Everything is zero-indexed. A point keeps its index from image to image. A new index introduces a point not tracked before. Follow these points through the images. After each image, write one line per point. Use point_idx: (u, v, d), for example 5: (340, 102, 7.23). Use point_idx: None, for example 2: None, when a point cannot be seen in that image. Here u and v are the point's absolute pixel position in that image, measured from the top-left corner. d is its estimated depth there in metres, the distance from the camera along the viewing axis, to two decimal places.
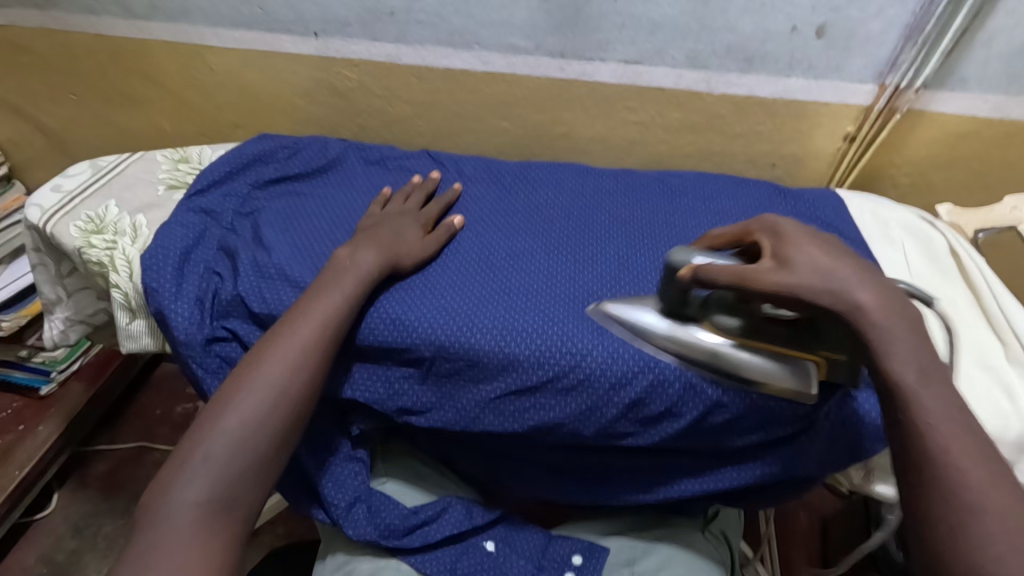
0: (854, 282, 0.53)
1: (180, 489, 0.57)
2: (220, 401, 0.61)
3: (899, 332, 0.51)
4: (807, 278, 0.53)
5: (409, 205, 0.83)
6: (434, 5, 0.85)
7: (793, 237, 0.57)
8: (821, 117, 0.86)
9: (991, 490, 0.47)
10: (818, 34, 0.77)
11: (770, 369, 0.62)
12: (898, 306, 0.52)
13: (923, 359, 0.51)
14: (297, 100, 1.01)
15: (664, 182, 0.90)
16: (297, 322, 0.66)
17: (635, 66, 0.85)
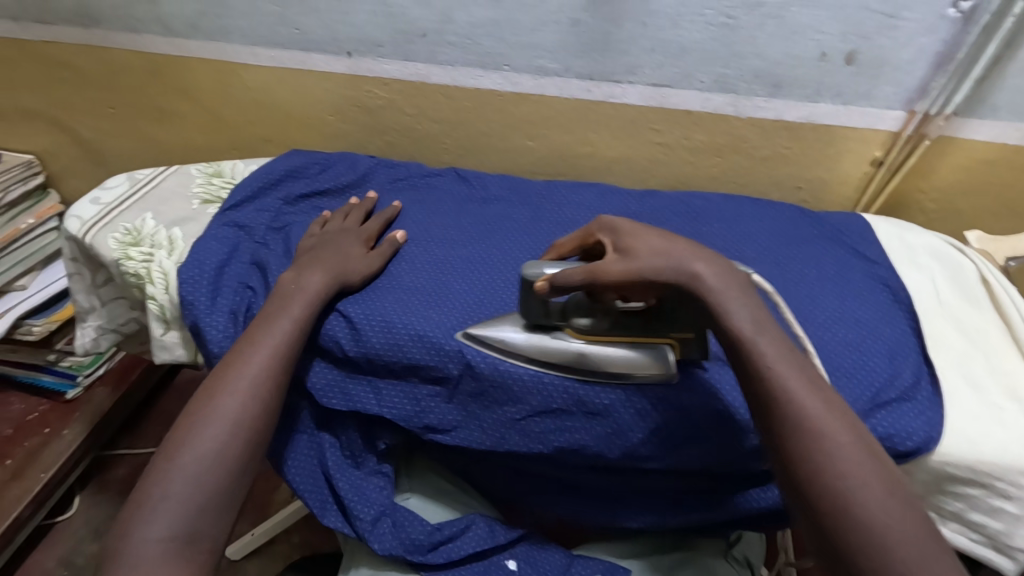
0: (690, 258, 0.58)
1: (144, 527, 0.57)
2: (175, 440, 0.63)
3: (726, 294, 0.56)
4: (646, 258, 0.58)
5: (348, 223, 0.85)
6: (466, 27, 0.87)
7: (627, 225, 0.62)
8: (848, 142, 0.86)
9: (836, 422, 0.50)
10: (847, 61, 0.78)
11: (627, 360, 0.67)
12: (730, 279, 0.57)
13: (751, 316, 0.55)
14: (327, 116, 1.04)
15: (688, 203, 0.90)
16: (246, 354, 0.68)
17: (662, 89, 0.86)
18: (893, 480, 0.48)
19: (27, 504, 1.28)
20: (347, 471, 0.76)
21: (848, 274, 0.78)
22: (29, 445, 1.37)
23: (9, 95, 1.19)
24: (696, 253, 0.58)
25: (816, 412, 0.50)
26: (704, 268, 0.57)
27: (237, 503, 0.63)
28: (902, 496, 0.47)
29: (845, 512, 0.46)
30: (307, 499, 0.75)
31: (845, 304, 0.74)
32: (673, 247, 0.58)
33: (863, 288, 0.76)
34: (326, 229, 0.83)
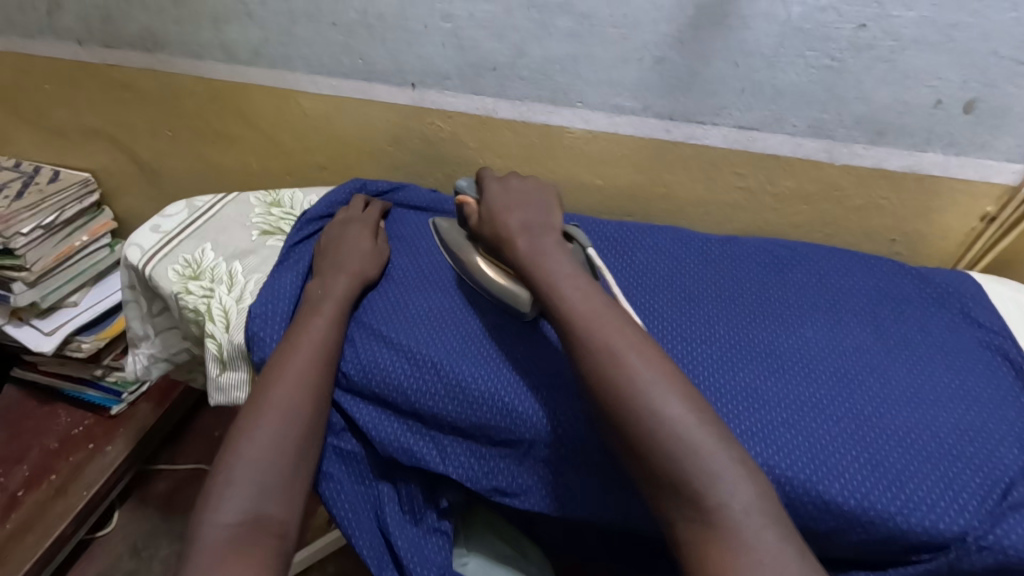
0: (515, 225, 0.70)
1: (212, 513, 0.55)
2: (235, 432, 0.62)
3: (536, 250, 0.67)
4: (481, 221, 0.73)
5: (352, 214, 0.86)
6: (540, 62, 0.82)
7: (493, 190, 0.75)
8: (956, 195, 0.78)
9: (614, 331, 0.59)
10: (965, 110, 0.71)
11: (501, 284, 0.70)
12: (544, 243, 0.68)
13: (556, 262, 0.65)
14: (385, 147, 1.00)
15: (772, 252, 0.82)
16: (293, 348, 0.67)
17: (749, 131, 0.80)
18: (673, 374, 0.56)
19: (71, 520, 1.27)
20: (406, 528, 0.70)
21: (959, 344, 0.70)
22: (74, 460, 1.37)
23: (71, 114, 1.19)
24: (529, 220, 0.71)
25: (591, 324, 0.59)
26: (524, 235, 0.69)
27: (301, 490, 0.60)
28: (679, 386, 0.55)
29: (630, 411, 0.54)
30: (365, 557, 0.67)
31: (959, 377, 0.67)
32: (506, 216, 0.71)
33: (977, 359, 0.69)
34: (333, 232, 0.82)
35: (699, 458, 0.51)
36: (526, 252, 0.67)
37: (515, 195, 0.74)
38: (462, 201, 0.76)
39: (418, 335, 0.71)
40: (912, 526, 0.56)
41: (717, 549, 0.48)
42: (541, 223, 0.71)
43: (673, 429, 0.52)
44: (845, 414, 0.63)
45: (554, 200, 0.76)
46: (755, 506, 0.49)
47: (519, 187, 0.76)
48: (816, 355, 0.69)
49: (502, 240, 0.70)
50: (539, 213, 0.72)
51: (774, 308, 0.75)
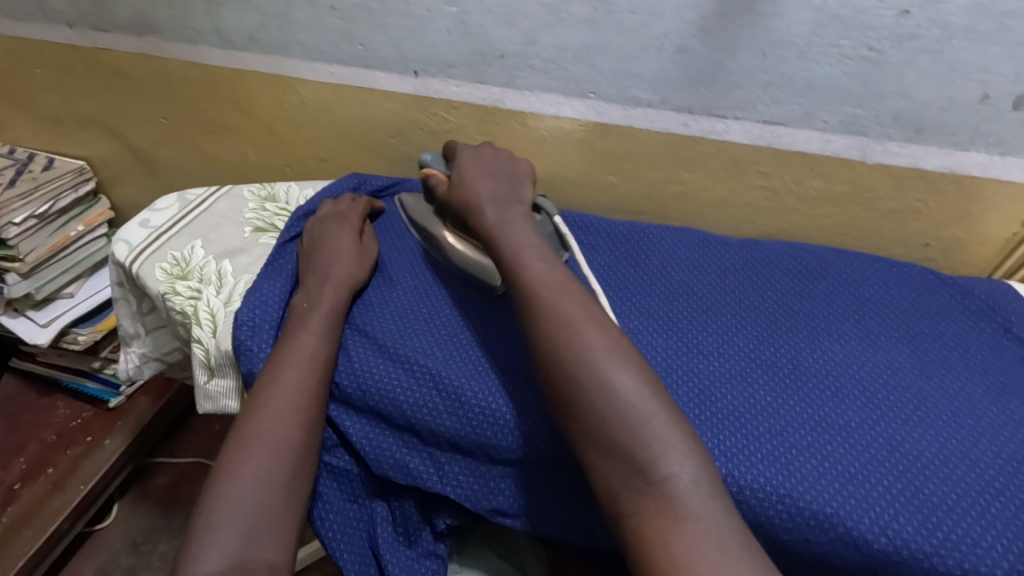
0: (483, 193, 0.69)
1: (194, 562, 0.50)
2: (219, 469, 0.56)
3: (501, 222, 0.66)
4: (451, 191, 0.72)
5: (340, 209, 0.80)
6: (551, 50, 0.77)
7: (466, 158, 0.75)
8: (999, 198, 0.73)
9: (564, 299, 0.58)
10: (1015, 106, 0.65)
11: (472, 255, 0.71)
12: (510, 215, 0.68)
13: (517, 232, 0.65)
14: (387, 138, 0.95)
15: (796, 260, 0.77)
16: (278, 371, 0.62)
17: (774, 127, 0.75)
18: (623, 346, 0.55)
19: (66, 516, 1.25)
20: (398, 550, 0.66)
21: (1003, 365, 0.65)
22: (71, 454, 1.34)
23: (64, 101, 1.15)
24: (497, 189, 0.71)
25: (548, 295, 0.58)
26: (491, 203, 0.68)
27: (292, 528, 0.55)
28: (633, 359, 0.54)
29: (579, 378, 0.52)
30: None
31: (1000, 401, 0.62)
32: (475, 183, 0.71)
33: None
34: (316, 234, 0.77)
35: (650, 428, 0.50)
36: (493, 222, 0.66)
37: (486, 163, 0.74)
38: (429, 173, 0.76)
39: (417, 345, 0.67)
40: (952, 568, 0.51)
41: (666, 523, 0.46)
42: (510, 193, 0.71)
43: (626, 402, 0.51)
44: (877, 441, 0.58)
45: (524, 171, 0.75)
46: (701, 476, 0.48)
47: (491, 157, 0.75)
48: (845, 374, 0.64)
49: (470, 211, 0.69)
50: (508, 183, 0.72)
51: (797, 322, 0.70)
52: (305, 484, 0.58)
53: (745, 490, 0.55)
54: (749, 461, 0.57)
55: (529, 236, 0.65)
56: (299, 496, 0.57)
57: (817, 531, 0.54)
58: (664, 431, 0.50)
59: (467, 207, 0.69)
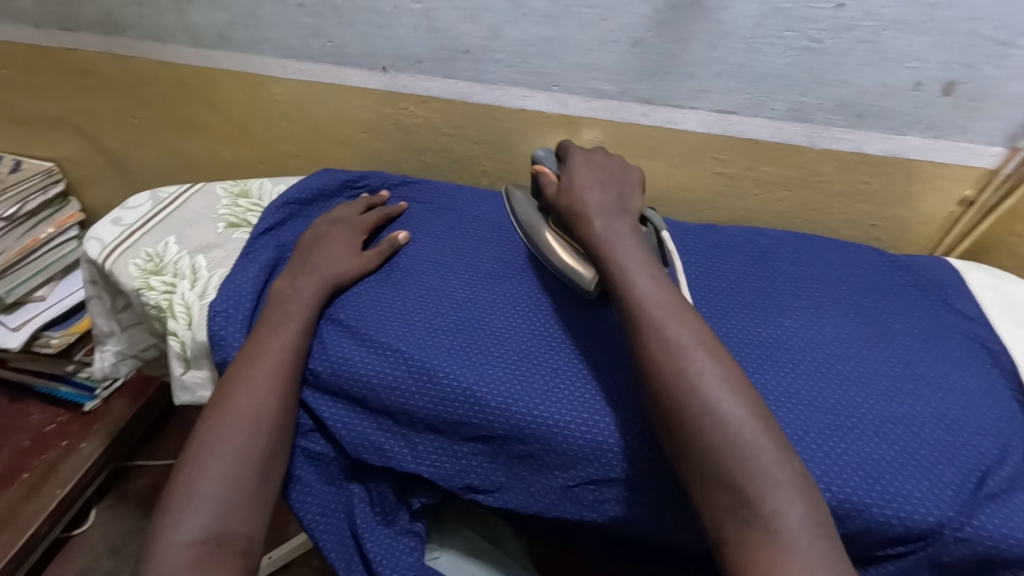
0: (594, 203, 0.67)
1: (171, 530, 0.55)
2: (196, 445, 0.60)
3: (612, 234, 0.65)
4: (559, 195, 0.70)
5: (346, 212, 0.83)
6: (515, 44, 0.80)
7: (578, 162, 0.72)
8: (936, 179, 0.78)
9: (676, 320, 0.57)
10: (945, 91, 0.70)
11: (568, 259, 0.69)
12: (620, 227, 0.65)
13: (626, 245, 0.64)
14: (359, 134, 0.97)
15: (754, 243, 0.81)
16: (254, 355, 0.65)
17: (728, 115, 0.79)
18: (735, 374, 0.55)
19: (44, 520, 1.24)
20: (376, 530, 0.69)
21: (941, 334, 0.70)
22: (48, 458, 1.33)
23: (32, 102, 1.14)
24: (605, 196, 0.69)
25: (661, 316, 0.58)
26: (602, 214, 0.66)
27: (267, 502, 0.60)
28: (743, 386, 0.54)
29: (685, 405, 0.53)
30: (333, 560, 0.67)
31: (939, 367, 0.66)
32: (585, 190, 0.69)
33: (958, 350, 0.68)
34: (315, 228, 0.80)
35: (760, 460, 0.50)
36: (603, 232, 0.65)
37: (596, 169, 0.72)
38: (540, 169, 0.73)
39: (392, 330, 0.70)
40: (887, 518, 0.56)
41: (769, 555, 0.47)
42: (621, 204, 0.69)
43: (734, 431, 0.51)
44: (823, 405, 0.62)
45: (635, 179, 0.73)
46: (807, 514, 0.49)
47: (604, 163, 0.73)
48: (795, 346, 0.68)
49: (578, 220, 0.67)
50: (617, 192, 0.70)
51: (753, 300, 0.74)
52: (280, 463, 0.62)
53: None
54: None
55: (637, 250, 0.63)
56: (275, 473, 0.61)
57: None
58: (774, 466, 0.50)
59: (577, 215, 0.67)
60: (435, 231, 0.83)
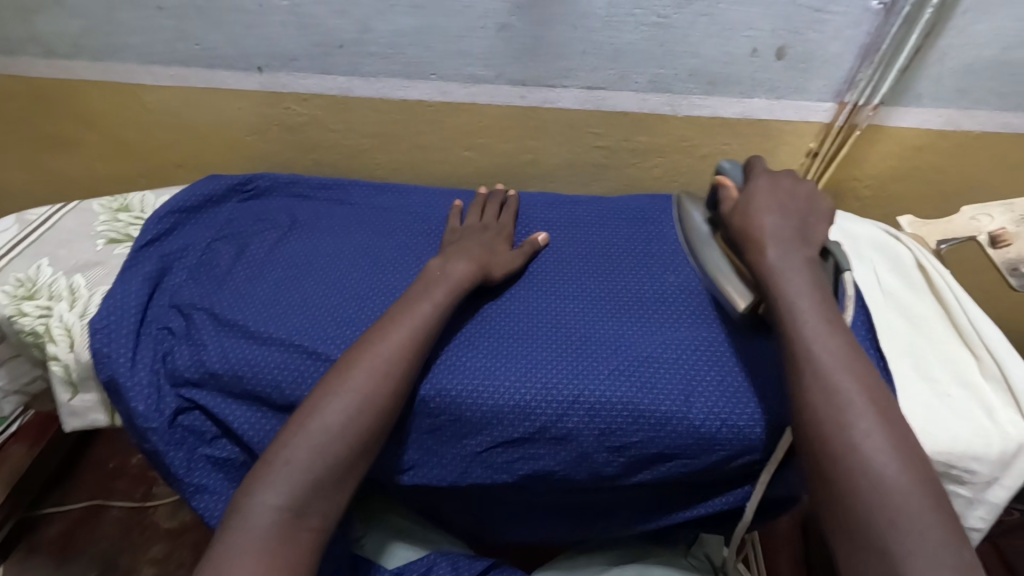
0: (769, 230, 0.60)
1: (265, 487, 0.56)
2: (307, 405, 0.60)
3: (788, 269, 0.58)
4: (731, 214, 0.64)
5: (481, 220, 0.82)
6: (387, 36, 0.81)
7: (759, 183, 0.65)
8: (784, 135, 0.86)
9: (853, 374, 0.52)
10: (778, 55, 0.77)
11: (729, 281, 0.63)
12: (799, 258, 0.59)
13: (804, 282, 0.57)
14: (245, 137, 0.96)
15: (635, 208, 0.86)
16: (383, 335, 0.64)
17: (598, 91, 0.84)
18: (908, 447, 0.49)
19: None
20: None
21: None
22: None
23: None
24: (783, 222, 0.62)
25: (829, 365, 0.53)
26: (782, 243, 0.60)
27: (355, 480, 0.60)
28: (907, 455, 0.49)
29: (831, 440, 0.50)
30: None
31: None
32: (760, 214, 0.62)
33: None
34: (467, 225, 0.81)
35: (918, 541, 0.45)
36: (777, 259, 0.58)
37: (777, 191, 0.64)
38: (722, 181, 0.67)
39: (291, 327, 0.70)
40: (755, 432, 0.62)
41: None
42: (802, 234, 0.61)
43: (892, 499, 0.47)
44: (694, 342, 0.68)
45: (822, 209, 0.65)
46: None
47: (791, 187, 0.65)
48: (675, 296, 0.74)
49: (747, 246, 0.61)
50: (796, 220, 0.62)
51: (637, 259, 0.79)
52: (377, 442, 0.61)
53: (582, 403, 0.63)
54: (590, 378, 0.65)
55: (815, 284, 0.57)
56: (369, 451, 0.60)
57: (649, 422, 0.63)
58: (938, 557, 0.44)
59: (747, 237, 0.61)
60: (333, 229, 0.84)
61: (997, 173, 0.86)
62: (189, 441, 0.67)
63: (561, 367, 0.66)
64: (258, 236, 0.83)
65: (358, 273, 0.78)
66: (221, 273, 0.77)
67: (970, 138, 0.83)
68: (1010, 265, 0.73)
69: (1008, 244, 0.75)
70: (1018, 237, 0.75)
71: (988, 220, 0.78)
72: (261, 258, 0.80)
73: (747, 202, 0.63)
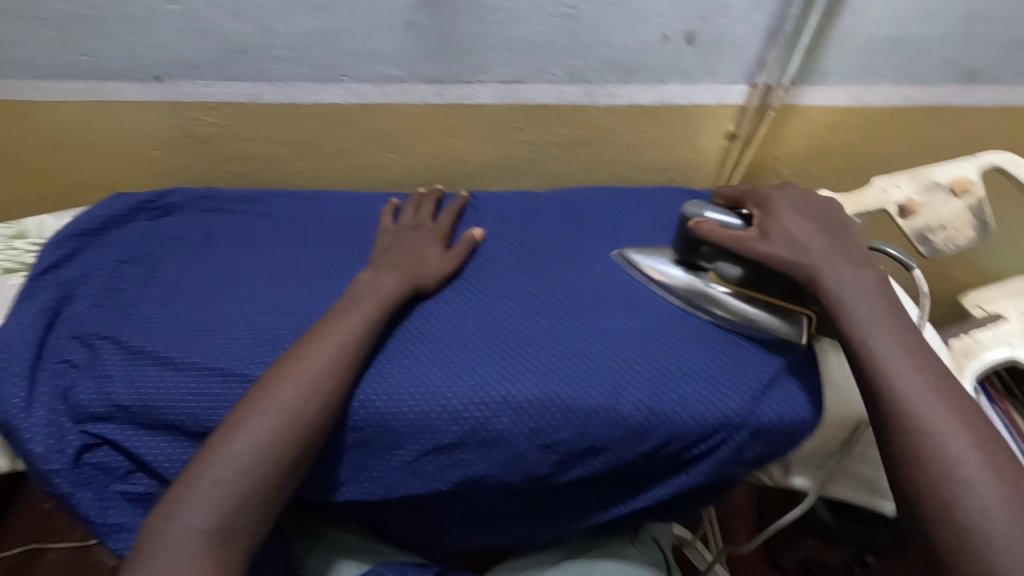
0: (824, 258, 0.62)
1: (189, 511, 0.53)
2: (230, 423, 0.57)
3: (851, 291, 0.59)
4: (779, 247, 0.63)
5: (420, 218, 0.81)
6: (291, 39, 0.78)
7: (781, 205, 0.67)
8: (703, 120, 0.87)
9: (919, 372, 0.54)
10: (688, 41, 0.78)
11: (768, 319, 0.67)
12: (867, 275, 0.61)
13: (863, 296, 0.59)
14: (153, 151, 0.91)
15: (563, 201, 0.86)
16: (313, 348, 0.62)
17: (515, 85, 0.83)
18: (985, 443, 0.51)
19: None
20: None
21: None
22: None
23: None
24: (829, 245, 0.63)
25: (896, 367, 0.55)
26: (844, 266, 0.61)
27: (283, 499, 0.57)
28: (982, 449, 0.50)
29: (905, 432, 0.52)
30: None
31: None
32: (808, 243, 0.63)
33: None
34: (400, 225, 0.80)
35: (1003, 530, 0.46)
36: (850, 285, 0.60)
37: (801, 212, 0.66)
38: (705, 227, 0.65)
39: (203, 349, 0.67)
40: (683, 419, 0.63)
41: None
42: (847, 247, 0.64)
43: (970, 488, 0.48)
44: (622, 335, 0.68)
45: (839, 211, 0.68)
46: None
47: (809, 206, 0.67)
48: (603, 288, 0.74)
49: (808, 277, 0.61)
50: (837, 237, 0.64)
51: (565, 252, 0.79)
52: (308, 458, 0.58)
53: (509, 404, 0.63)
54: (517, 378, 0.64)
55: (882, 298, 0.59)
56: (301, 468, 0.58)
57: (578, 417, 0.63)
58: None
59: (809, 270, 0.61)
60: (249, 243, 0.80)
61: (903, 145, 0.90)
62: (99, 478, 0.63)
63: (487, 369, 0.65)
64: (169, 255, 0.79)
65: (278, 287, 0.74)
66: (128, 297, 0.73)
67: (877, 113, 0.86)
68: (919, 234, 0.77)
69: (915, 214, 0.77)
70: (924, 207, 0.78)
71: (896, 191, 0.79)
72: (173, 278, 0.76)
73: (790, 232, 0.64)
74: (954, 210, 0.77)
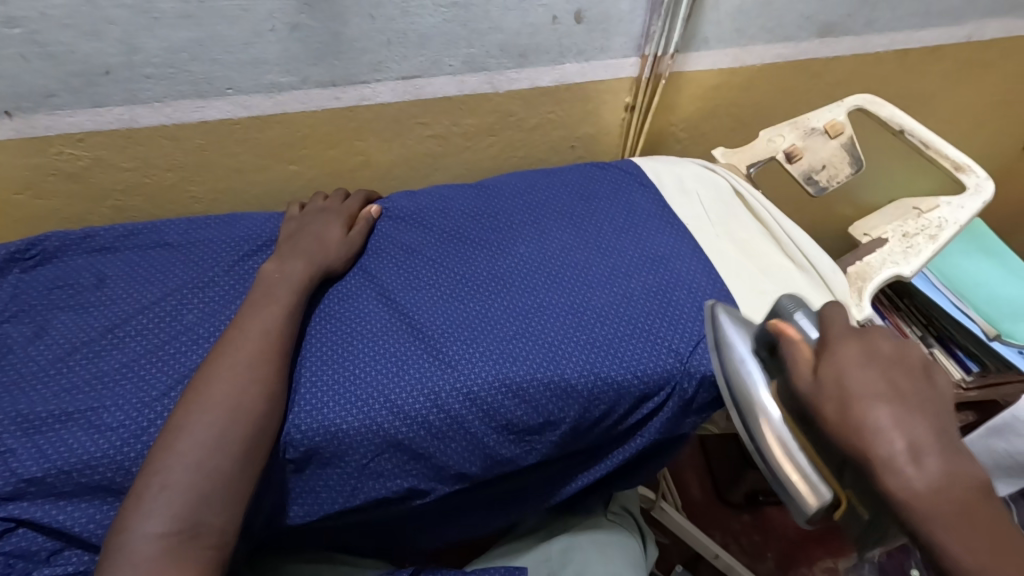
0: (882, 431, 0.39)
1: (142, 518, 0.50)
2: (170, 428, 0.55)
3: (885, 448, 0.38)
4: (825, 393, 0.42)
5: (329, 204, 0.80)
6: (161, 54, 0.71)
7: (853, 354, 0.43)
8: (602, 95, 0.90)
9: (908, 478, 0.37)
10: (577, 20, 0.80)
11: (797, 477, 0.44)
12: (968, 471, 0.38)
13: (902, 448, 0.38)
14: (16, 195, 0.81)
15: (477, 186, 0.86)
16: (237, 340, 0.61)
17: (414, 80, 0.81)
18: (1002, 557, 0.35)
19: None
20: None
21: (641, 218, 0.81)
22: None
23: None
24: (912, 424, 0.39)
25: (903, 470, 0.38)
26: (939, 456, 0.38)
27: (248, 487, 0.54)
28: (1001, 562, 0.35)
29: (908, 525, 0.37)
30: None
31: (648, 244, 0.77)
32: (873, 413, 0.39)
33: (655, 225, 0.80)
34: (301, 215, 0.78)
35: None
36: (928, 492, 0.37)
37: (875, 365, 0.42)
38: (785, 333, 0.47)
39: (118, 403, 0.61)
40: (629, 381, 0.66)
41: None
42: (931, 413, 0.40)
43: None
44: (557, 311, 0.70)
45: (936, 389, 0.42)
46: None
47: (891, 359, 0.43)
48: (530, 267, 0.75)
49: (863, 454, 0.39)
50: (940, 422, 0.40)
51: (489, 237, 0.79)
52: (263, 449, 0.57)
53: (459, 392, 0.63)
54: (466, 366, 0.65)
55: (969, 520, 0.36)
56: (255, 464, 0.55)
57: (529, 392, 0.64)
58: None
59: (868, 451, 0.39)
60: (149, 277, 0.73)
61: (779, 100, 0.98)
62: (17, 566, 0.56)
63: (429, 362, 0.65)
64: (56, 305, 0.70)
65: (190, 319, 0.69)
66: (15, 362, 0.65)
67: (755, 71, 0.92)
68: (806, 175, 0.85)
69: (800, 158, 0.86)
70: (807, 150, 0.86)
71: (781, 140, 0.88)
72: (65, 332, 0.67)
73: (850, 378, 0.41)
74: (831, 151, 0.86)
